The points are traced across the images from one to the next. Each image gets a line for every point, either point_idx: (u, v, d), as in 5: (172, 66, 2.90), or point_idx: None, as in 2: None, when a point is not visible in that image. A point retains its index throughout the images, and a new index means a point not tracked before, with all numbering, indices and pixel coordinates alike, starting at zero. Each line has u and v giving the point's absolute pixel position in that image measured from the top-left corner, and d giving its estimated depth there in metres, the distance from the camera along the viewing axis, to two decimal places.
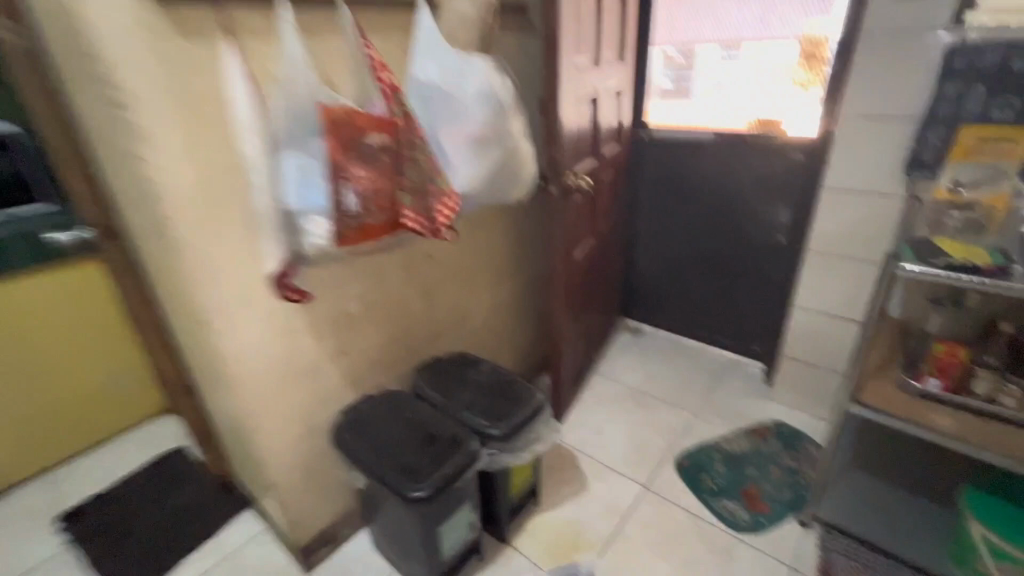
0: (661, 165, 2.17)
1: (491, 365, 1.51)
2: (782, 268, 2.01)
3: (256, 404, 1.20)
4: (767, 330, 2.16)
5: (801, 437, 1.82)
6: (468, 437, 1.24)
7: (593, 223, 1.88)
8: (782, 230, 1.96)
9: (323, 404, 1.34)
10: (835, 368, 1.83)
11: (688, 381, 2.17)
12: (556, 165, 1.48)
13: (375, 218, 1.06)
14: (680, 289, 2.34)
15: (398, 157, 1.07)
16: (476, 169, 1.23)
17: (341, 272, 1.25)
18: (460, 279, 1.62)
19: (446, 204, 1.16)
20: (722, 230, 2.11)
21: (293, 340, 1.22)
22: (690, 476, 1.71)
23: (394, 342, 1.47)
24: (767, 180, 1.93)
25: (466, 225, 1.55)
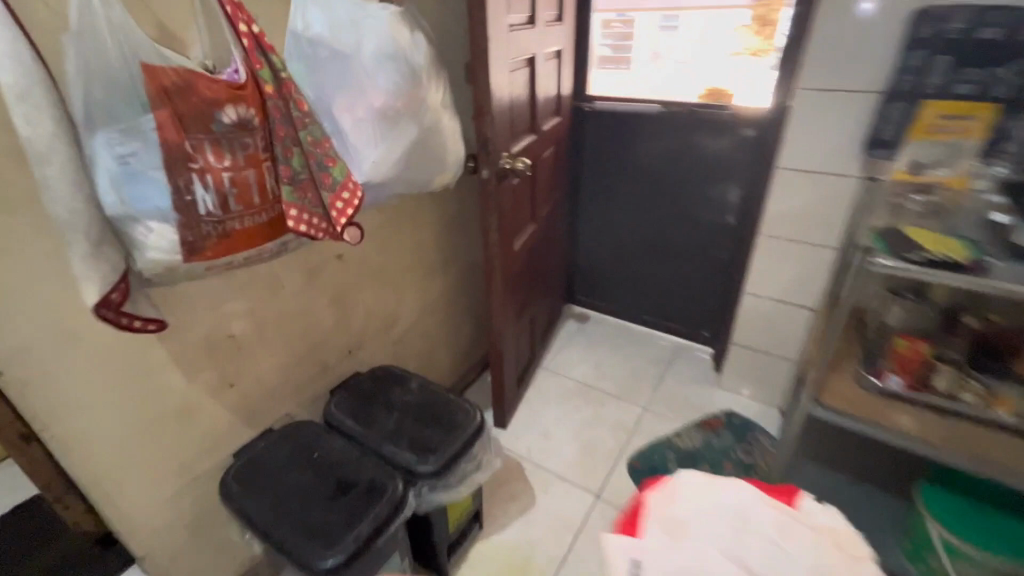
0: (604, 139, 1.99)
1: (421, 381, 1.28)
2: (732, 251, 1.91)
3: (105, 468, 0.91)
4: (715, 314, 2.08)
5: (751, 427, 1.77)
6: (391, 480, 1.03)
7: (534, 208, 1.67)
8: (732, 211, 1.85)
9: (208, 451, 1.06)
10: (785, 354, 1.77)
11: (638, 371, 2.06)
12: (488, 143, 1.25)
13: (246, 220, 0.80)
14: (627, 273, 2.21)
15: (274, 138, 0.80)
16: (388, 153, 0.97)
17: (214, 287, 0.97)
18: (380, 281, 1.37)
19: (343, 196, 0.89)
20: (670, 211, 1.98)
21: (153, 381, 0.94)
22: (643, 479, 1.60)
23: (299, 362, 1.21)
24: (716, 157, 1.80)
25: (382, 216, 1.29)
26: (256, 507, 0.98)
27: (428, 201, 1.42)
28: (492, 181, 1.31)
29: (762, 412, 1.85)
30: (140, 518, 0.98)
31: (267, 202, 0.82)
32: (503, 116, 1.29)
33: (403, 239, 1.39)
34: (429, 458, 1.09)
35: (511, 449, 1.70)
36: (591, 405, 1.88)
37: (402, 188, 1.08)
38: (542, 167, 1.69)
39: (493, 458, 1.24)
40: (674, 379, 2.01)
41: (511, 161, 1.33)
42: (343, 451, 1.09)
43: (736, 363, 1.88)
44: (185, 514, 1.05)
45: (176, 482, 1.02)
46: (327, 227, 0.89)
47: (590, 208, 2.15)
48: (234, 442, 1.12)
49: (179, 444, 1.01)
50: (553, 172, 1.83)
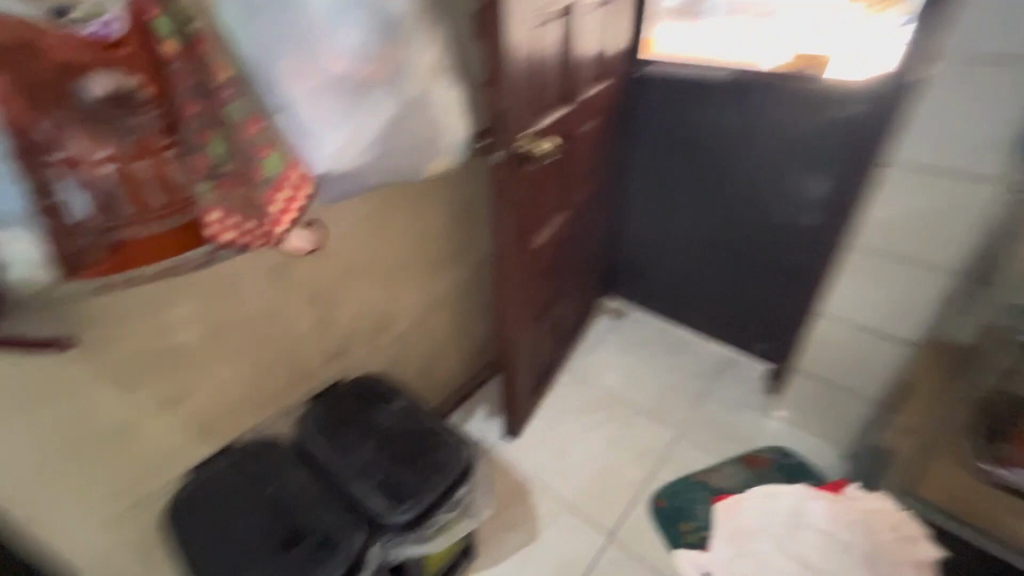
0: (661, 111, 1.65)
1: (409, 402, 1.10)
2: (808, 257, 1.57)
3: (24, 501, 0.79)
4: (777, 328, 1.76)
5: (806, 472, 1.51)
6: (349, 536, 0.87)
7: (564, 194, 1.40)
8: (813, 209, 1.50)
9: (155, 470, 0.95)
10: (860, 390, 1.46)
11: (676, 385, 1.79)
12: (501, 120, 1.00)
13: (146, 227, 0.61)
14: (676, 269, 1.90)
15: (179, 117, 0.60)
16: (355, 134, 0.74)
17: (146, 296, 0.80)
18: (372, 278, 1.18)
19: (283, 195, 0.68)
20: (732, 203, 1.64)
21: (77, 405, 0.79)
22: (666, 521, 1.38)
23: (270, 371, 1.06)
24: (801, 141, 1.44)
25: (371, 204, 1.08)
26: (195, 549, 0.85)
27: (432, 185, 1.20)
28: (505, 168, 1.06)
29: (821, 452, 1.56)
30: (75, 543, 0.88)
31: (175, 202, 0.62)
32: (525, 85, 1.02)
33: (399, 229, 1.18)
34: (399, 509, 0.91)
35: (520, 467, 1.51)
36: (616, 422, 1.65)
37: (382, 179, 0.84)
38: (579, 144, 1.39)
39: (482, 505, 1.07)
40: (718, 400, 1.73)
41: (530, 144, 1.08)
42: (304, 488, 0.94)
43: (796, 391, 1.58)
44: (131, 536, 0.95)
45: (115, 507, 0.91)
46: (266, 233, 0.69)
47: (638, 191, 1.83)
48: (189, 459, 0.99)
49: (118, 467, 0.89)
50: (594, 150, 1.53)
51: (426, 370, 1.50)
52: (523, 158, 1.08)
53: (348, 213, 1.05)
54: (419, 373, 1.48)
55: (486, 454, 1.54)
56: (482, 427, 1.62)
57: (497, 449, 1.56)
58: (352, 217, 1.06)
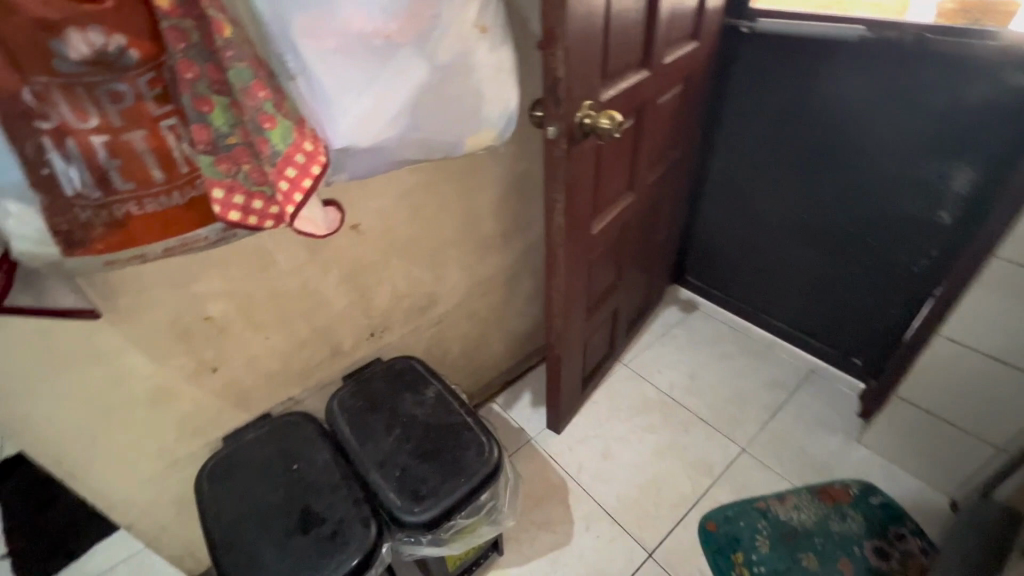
0: (766, 76, 1.39)
1: (440, 391, 1.06)
2: (934, 263, 1.28)
3: (70, 449, 0.83)
4: (880, 342, 1.49)
5: (896, 517, 1.28)
6: (361, 530, 0.84)
7: (633, 173, 1.23)
8: (951, 205, 1.20)
9: (191, 434, 0.97)
10: (983, 431, 1.19)
11: (747, 393, 1.59)
12: (558, 87, 0.85)
13: (147, 203, 0.57)
14: (762, 263, 1.65)
15: (176, 82, 0.53)
16: (379, 102, 0.64)
17: (178, 265, 0.79)
18: (413, 256, 1.11)
19: (291, 173, 0.60)
20: (841, 190, 1.37)
21: (117, 365, 0.82)
22: (715, 548, 1.24)
23: (305, 345, 1.04)
24: (945, 119, 1.14)
25: (413, 178, 1.00)
26: (218, 520, 0.86)
27: (481, 158, 1.10)
28: (559, 143, 0.91)
29: (918, 494, 1.32)
30: (117, 493, 0.93)
31: (177, 177, 0.57)
32: (592, 46, 0.87)
33: (443, 206, 1.09)
34: (416, 508, 0.87)
35: (559, 463, 1.42)
36: (671, 426, 1.50)
37: (413, 156, 0.74)
38: (656, 116, 1.20)
39: (506, 514, 1.04)
40: (794, 416, 1.52)
41: (592, 116, 0.91)
42: (326, 471, 0.92)
43: (895, 421, 1.33)
44: (170, 489, 1.00)
45: (156, 462, 0.95)
46: (278, 213, 0.63)
47: (724, 170, 1.60)
48: (225, 424, 1.01)
49: (156, 426, 0.92)
50: (674, 122, 1.33)
51: (469, 352, 1.44)
52: (582, 133, 0.93)
53: (388, 187, 0.97)
54: (462, 354, 1.42)
55: (526, 444, 1.47)
56: (524, 415, 1.55)
57: (538, 440, 1.48)
58: (392, 191, 0.98)
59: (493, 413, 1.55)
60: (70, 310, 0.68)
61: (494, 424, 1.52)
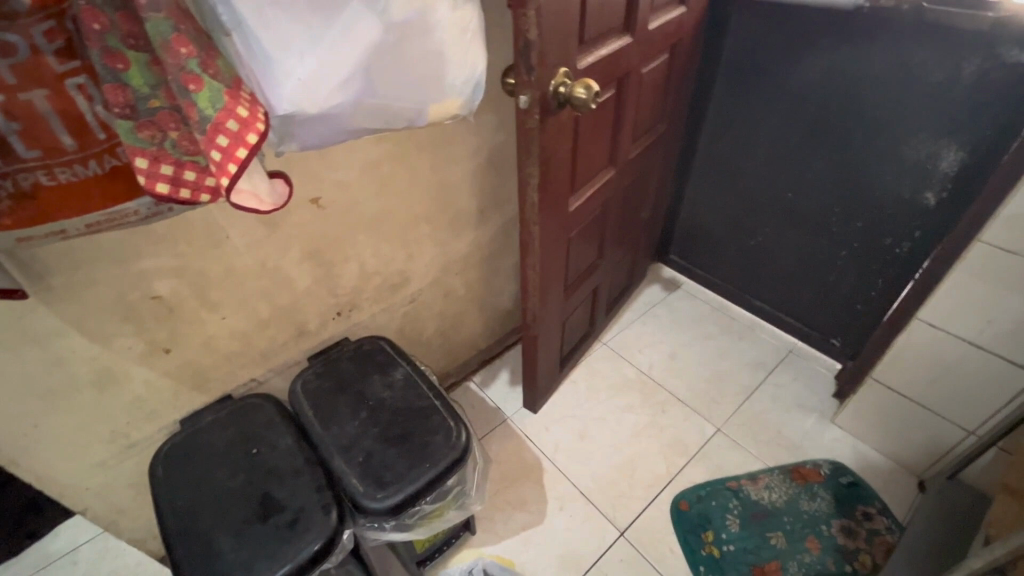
0: (756, 46, 1.33)
1: (408, 372, 1.02)
2: (917, 245, 1.27)
3: (8, 435, 0.79)
4: (859, 324, 1.48)
5: (865, 497, 1.29)
6: (322, 517, 0.82)
7: (614, 148, 1.18)
8: (938, 185, 1.18)
9: (145, 417, 0.93)
10: (955, 415, 1.20)
11: (726, 373, 1.58)
12: (530, 51, 0.78)
13: (59, 173, 0.51)
14: (746, 241, 1.62)
15: (82, 34, 0.46)
16: (327, 64, 0.57)
17: (115, 240, 0.73)
18: (381, 232, 1.06)
19: (223, 142, 0.54)
20: (828, 168, 1.34)
21: (54, 347, 0.76)
22: (688, 527, 1.25)
23: (267, 325, 0.99)
24: (937, 95, 1.10)
25: (379, 149, 0.94)
26: (173, 506, 0.82)
27: (454, 130, 1.04)
28: (533, 113, 0.85)
29: (888, 474, 1.34)
30: (67, 478, 0.89)
31: (93, 144, 0.51)
32: (568, 8, 0.80)
33: (413, 180, 1.03)
34: (379, 494, 0.85)
35: (535, 443, 1.41)
36: (649, 406, 1.50)
37: (371, 125, 0.68)
38: (640, 86, 1.15)
39: (474, 498, 1.04)
40: (771, 397, 1.52)
41: (567, 84, 0.86)
42: (287, 455, 0.89)
43: (868, 402, 1.34)
44: (126, 473, 0.96)
45: (107, 447, 0.91)
46: (214, 186, 0.58)
47: (711, 146, 1.55)
48: (184, 406, 0.97)
49: (104, 410, 0.87)
50: (659, 93, 1.27)
51: (445, 332, 1.40)
52: (558, 102, 0.87)
53: (351, 158, 0.91)
54: (437, 333, 1.38)
55: (502, 423, 1.46)
56: (502, 394, 1.52)
57: (515, 420, 1.46)
58: (356, 163, 0.92)
59: (470, 392, 1.53)
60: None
61: (470, 404, 1.50)
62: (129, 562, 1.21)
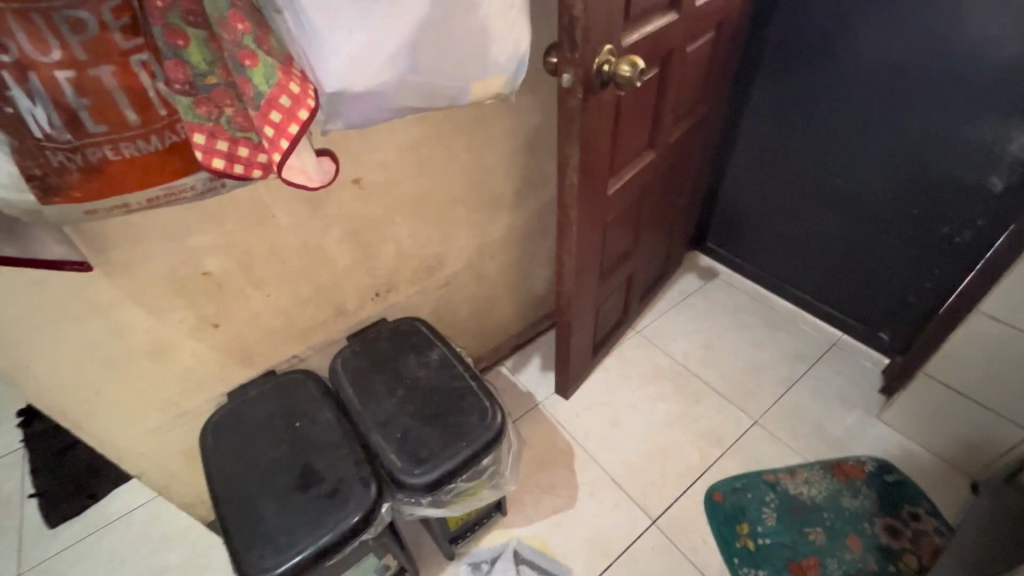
0: (808, 23, 1.27)
1: (444, 353, 1.04)
2: (979, 234, 1.19)
3: (74, 400, 0.84)
4: (910, 317, 1.41)
5: (911, 496, 1.24)
6: (361, 489, 0.84)
7: (655, 130, 1.15)
8: (1006, 169, 1.10)
9: (195, 389, 0.97)
10: (1015, 414, 1.13)
11: (764, 365, 1.54)
12: (574, 27, 0.77)
13: (124, 147, 0.53)
14: (790, 229, 1.56)
15: (146, 11, 0.48)
16: (374, 40, 0.57)
17: (170, 217, 0.76)
18: (419, 214, 1.06)
19: (275, 118, 0.55)
20: (883, 152, 1.27)
21: (114, 319, 0.80)
22: (721, 519, 1.23)
23: (309, 303, 1.02)
24: (1010, 72, 1.03)
25: (419, 131, 0.94)
26: (221, 473, 0.86)
27: (493, 111, 1.03)
28: (575, 93, 0.84)
29: (937, 474, 1.28)
30: (126, 443, 0.95)
31: (155, 120, 0.53)
32: None
33: (451, 162, 1.04)
34: (416, 470, 0.87)
35: (566, 429, 1.41)
36: (683, 395, 1.47)
37: (415, 103, 0.68)
38: (684, 65, 1.11)
39: (507, 478, 1.05)
40: (812, 390, 1.47)
41: (611, 61, 0.83)
42: (327, 430, 0.92)
43: (918, 398, 1.28)
44: (177, 441, 1.02)
45: (160, 416, 0.96)
46: (266, 162, 0.59)
47: (755, 129, 1.49)
48: (231, 380, 1.01)
49: (158, 380, 0.92)
50: (704, 73, 1.23)
51: (478, 315, 1.41)
52: (600, 82, 0.85)
53: (392, 139, 0.92)
54: (471, 317, 1.39)
55: (533, 408, 1.46)
56: (533, 380, 1.53)
57: (546, 405, 1.46)
58: (397, 144, 0.93)
59: (501, 376, 1.54)
60: (65, 261, 0.66)
61: (501, 388, 1.51)
62: (178, 527, 1.27)
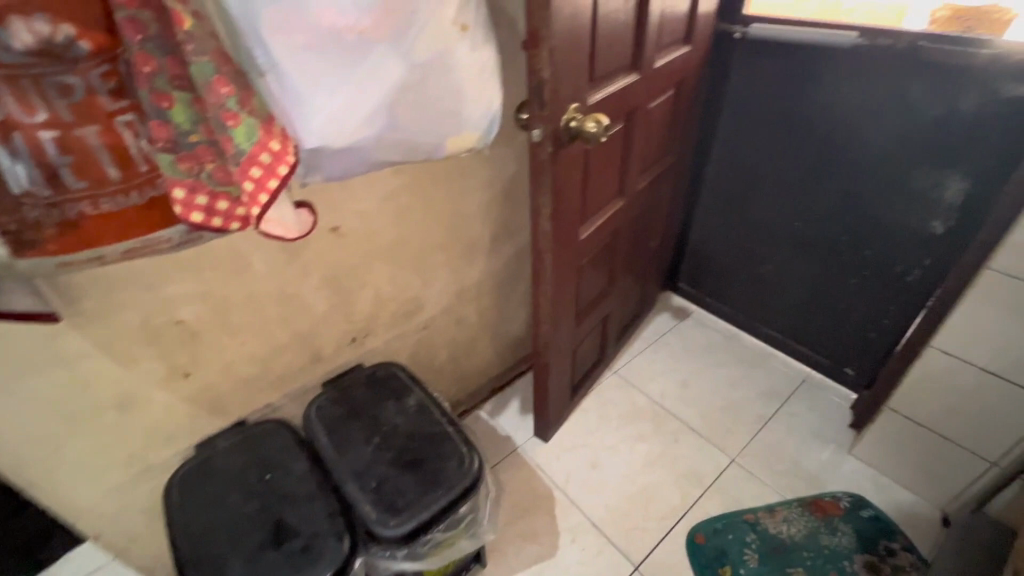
0: (760, 82, 1.38)
1: (422, 399, 1.03)
2: (927, 273, 1.27)
3: (31, 458, 0.80)
4: (872, 352, 1.47)
5: (887, 531, 1.25)
6: (334, 543, 0.81)
7: (624, 179, 1.21)
8: (944, 215, 1.19)
9: (162, 441, 0.94)
10: (977, 445, 1.17)
11: (739, 403, 1.57)
12: (543, 88, 0.82)
13: (103, 202, 0.54)
14: (755, 270, 1.63)
15: (133, 76, 0.50)
16: (353, 102, 0.61)
17: (145, 267, 0.76)
18: (396, 260, 1.08)
19: (256, 173, 0.58)
20: (836, 198, 1.36)
21: (80, 371, 0.78)
22: (704, 562, 1.22)
23: (284, 351, 1.01)
24: (939, 128, 1.13)
25: (397, 181, 0.98)
26: (185, 533, 0.82)
27: (468, 162, 1.08)
28: (545, 146, 0.89)
29: (911, 508, 1.30)
30: (83, 502, 0.90)
31: (135, 176, 0.54)
32: (579, 48, 0.84)
33: (429, 210, 1.07)
34: (392, 521, 0.84)
35: (546, 473, 1.39)
36: (662, 435, 1.48)
37: (392, 156, 0.71)
38: (648, 121, 1.19)
39: (486, 527, 1.03)
40: (786, 426, 1.49)
41: (578, 118, 0.89)
42: (300, 482, 0.89)
43: (887, 433, 1.31)
44: (140, 498, 0.97)
45: (123, 471, 0.92)
46: (244, 215, 0.61)
47: (718, 176, 1.59)
48: (200, 432, 0.98)
49: (124, 433, 0.88)
50: (667, 126, 1.31)
51: (456, 359, 1.41)
52: (568, 136, 0.90)
53: (370, 190, 0.95)
54: (449, 360, 1.40)
55: (512, 452, 1.44)
56: (512, 423, 1.51)
57: (526, 449, 1.45)
58: (375, 194, 0.96)
59: (480, 421, 1.52)
60: (33, 313, 0.64)
61: (480, 433, 1.49)
62: None
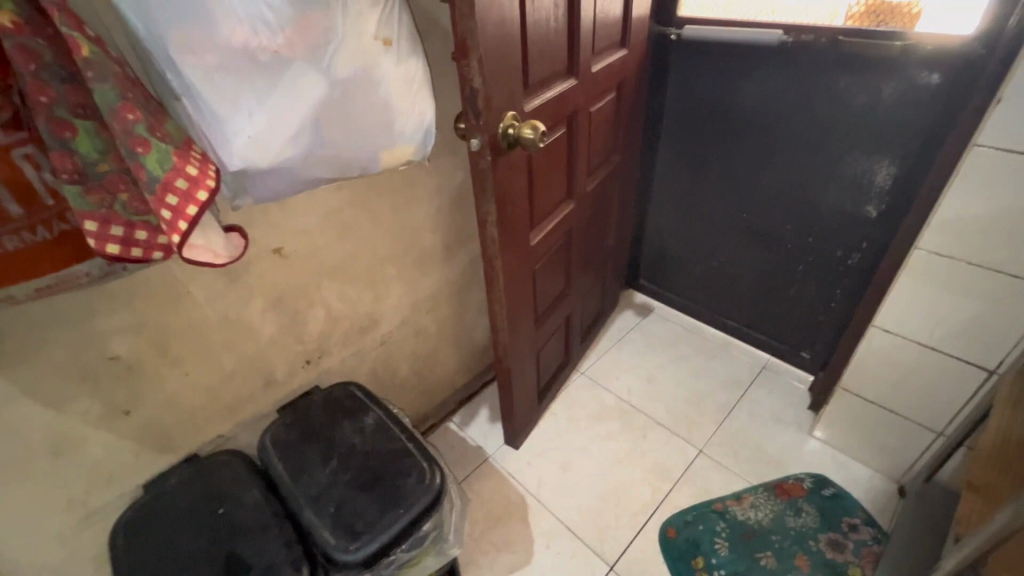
0: (698, 81, 1.42)
1: (380, 417, 1.01)
2: (867, 256, 1.33)
3: None
4: (824, 335, 1.53)
5: (849, 507, 1.29)
6: (292, 573, 0.79)
7: (571, 181, 1.23)
8: (876, 199, 1.25)
9: (105, 483, 0.90)
10: (923, 417, 1.22)
11: (704, 394, 1.60)
12: (476, 97, 0.82)
13: (6, 240, 0.51)
14: (709, 262, 1.68)
15: (30, 107, 0.48)
16: (274, 121, 0.60)
17: (70, 303, 0.73)
18: (346, 277, 1.07)
19: (173, 200, 0.56)
20: (777, 189, 1.41)
21: (5, 417, 0.74)
22: (676, 555, 1.23)
23: (233, 378, 0.98)
24: (865, 117, 1.19)
25: (339, 197, 0.97)
26: None
27: (413, 174, 1.07)
28: (484, 155, 0.89)
29: (869, 483, 1.35)
30: (21, 556, 0.85)
31: (41, 210, 0.52)
32: (510, 56, 0.85)
33: (376, 224, 1.06)
34: (351, 546, 0.82)
35: (518, 480, 1.39)
36: (630, 432, 1.50)
37: (326, 174, 0.71)
38: (590, 123, 1.21)
39: (454, 541, 1.01)
40: (749, 413, 1.53)
41: (515, 125, 0.90)
42: (255, 513, 0.86)
43: (842, 412, 1.36)
44: (86, 545, 0.92)
45: (64, 519, 0.87)
46: (166, 243, 0.59)
47: (667, 174, 1.62)
48: (147, 469, 0.94)
49: (61, 478, 0.84)
50: (611, 127, 1.34)
51: (420, 371, 1.40)
52: (507, 143, 0.91)
53: (312, 207, 0.93)
54: (412, 374, 1.38)
55: (483, 462, 1.43)
56: (482, 432, 1.51)
57: (496, 458, 1.44)
58: (317, 211, 0.94)
59: (449, 433, 1.51)
60: None
61: (450, 445, 1.48)
62: None
